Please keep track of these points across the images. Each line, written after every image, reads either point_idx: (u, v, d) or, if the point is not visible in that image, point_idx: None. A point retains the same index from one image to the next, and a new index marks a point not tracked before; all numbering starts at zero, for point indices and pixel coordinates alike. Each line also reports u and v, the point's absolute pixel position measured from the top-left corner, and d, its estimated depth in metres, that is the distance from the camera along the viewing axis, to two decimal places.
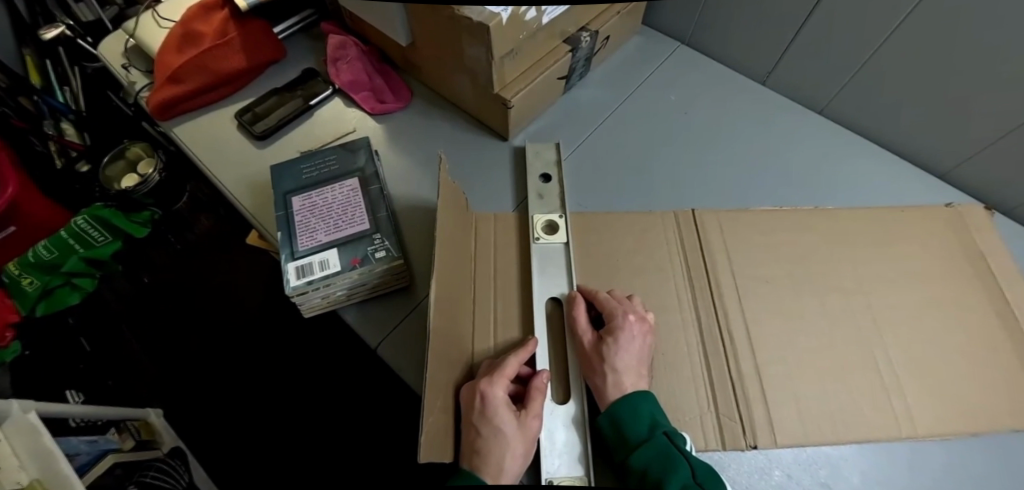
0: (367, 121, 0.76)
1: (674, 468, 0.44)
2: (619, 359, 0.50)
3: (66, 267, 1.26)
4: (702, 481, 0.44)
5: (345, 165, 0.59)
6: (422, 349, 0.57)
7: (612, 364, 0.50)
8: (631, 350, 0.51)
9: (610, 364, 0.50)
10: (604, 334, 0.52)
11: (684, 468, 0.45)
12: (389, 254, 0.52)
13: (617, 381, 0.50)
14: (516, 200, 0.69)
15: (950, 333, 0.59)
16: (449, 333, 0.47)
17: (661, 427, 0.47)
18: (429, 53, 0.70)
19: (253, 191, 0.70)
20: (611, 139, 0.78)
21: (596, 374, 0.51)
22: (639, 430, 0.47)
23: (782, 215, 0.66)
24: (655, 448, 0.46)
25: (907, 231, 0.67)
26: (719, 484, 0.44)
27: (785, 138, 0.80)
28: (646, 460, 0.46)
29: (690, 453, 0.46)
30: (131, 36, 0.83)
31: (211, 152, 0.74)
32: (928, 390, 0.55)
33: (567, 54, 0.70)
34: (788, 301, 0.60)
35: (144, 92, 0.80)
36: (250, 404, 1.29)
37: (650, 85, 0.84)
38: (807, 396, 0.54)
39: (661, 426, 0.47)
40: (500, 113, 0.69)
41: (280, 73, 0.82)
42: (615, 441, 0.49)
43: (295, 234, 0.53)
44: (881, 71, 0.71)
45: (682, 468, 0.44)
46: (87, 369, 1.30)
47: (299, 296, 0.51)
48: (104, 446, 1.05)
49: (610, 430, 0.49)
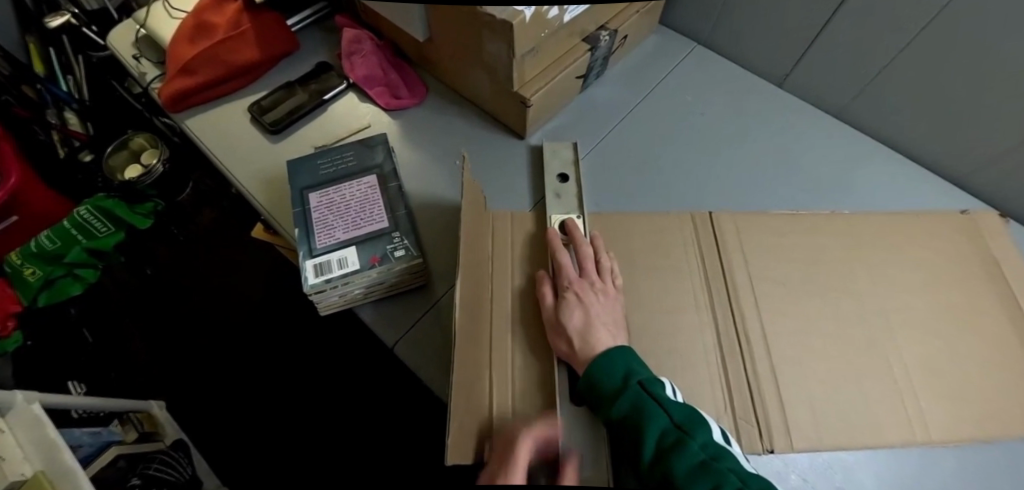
0: (381, 116, 0.76)
1: (650, 413, 0.44)
2: (577, 320, 0.50)
3: (68, 258, 1.25)
4: (680, 423, 0.43)
5: (363, 162, 0.58)
6: (440, 347, 0.56)
7: (570, 325, 0.50)
8: (587, 310, 0.51)
9: (571, 326, 0.50)
10: (568, 300, 0.52)
11: (661, 412, 0.44)
12: (408, 253, 0.52)
13: (585, 346, 0.49)
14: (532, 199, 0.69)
15: (966, 340, 0.59)
16: (468, 333, 0.47)
17: (636, 376, 0.47)
18: (446, 49, 0.70)
19: (266, 185, 0.69)
20: (627, 139, 0.77)
21: (559, 339, 0.51)
22: (612, 381, 0.47)
23: (799, 217, 0.66)
24: (630, 398, 0.45)
25: (923, 236, 0.67)
26: (701, 424, 0.43)
27: (800, 141, 0.79)
28: (624, 409, 0.45)
29: (666, 397, 0.45)
30: (141, 26, 0.82)
31: (224, 145, 0.73)
32: (944, 395, 0.55)
33: (586, 52, 0.69)
34: (806, 306, 0.59)
35: (154, 83, 0.79)
36: (253, 396, 1.29)
37: (667, 85, 0.83)
38: (824, 400, 0.53)
39: (636, 375, 0.47)
40: (519, 111, 0.69)
41: (293, 66, 0.81)
42: (589, 397, 0.48)
43: (313, 230, 0.53)
44: (899, 75, 0.70)
45: (660, 415, 0.44)
46: (89, 360, 1.30)
47: (317, 294, 0.50)
48: (107, 438, 1.07)
49: (585, 387, 0.48)
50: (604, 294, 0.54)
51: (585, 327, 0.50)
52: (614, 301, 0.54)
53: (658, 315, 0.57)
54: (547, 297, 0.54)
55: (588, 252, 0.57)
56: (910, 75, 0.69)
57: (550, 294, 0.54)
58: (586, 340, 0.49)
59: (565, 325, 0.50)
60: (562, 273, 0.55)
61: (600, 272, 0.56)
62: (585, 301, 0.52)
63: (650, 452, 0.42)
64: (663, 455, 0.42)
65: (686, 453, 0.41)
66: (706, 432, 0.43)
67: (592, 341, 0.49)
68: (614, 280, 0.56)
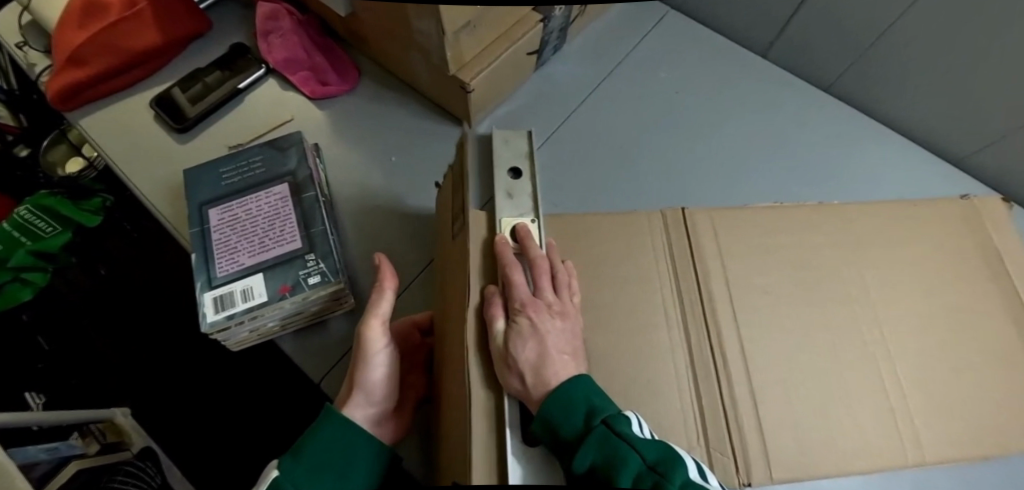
0: (309, 106, 0.67)
1: (620, 457, 0.37)
2: (530, 352, 0.43)
3: (12, 263, 1.12)
4: (655, 465, 0.36)
5: (273, 168, 0.50)
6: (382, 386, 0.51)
7: (522, 358, 0.42)
8: (542, 340, 0.44)
9: (524, 358, 0.42)
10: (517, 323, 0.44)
11: (632, 453, 0.37)
12: (325, 279, 0.44)
13: (538, 381, 0.42)
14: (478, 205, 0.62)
15: (964, 347, 0.53)
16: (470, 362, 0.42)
17: (600, 414, 0.40)
18: (375, 26, 0.60)
19: (175, 195, 0.61)
20: (592, 125, 0.69)
21: (509, 373, 0.41)
22: (574, 423, 0.40)
23: (782, 210, 0.59)
24: (593, 443, 0.38)
25: (922, 226, 0.60)
26: (678, 460, 0.37)
27: (783, 119, 0.71)
28: (587, 460, 0.38)
29: (635, 434, 0.39)
30: (25, 9, 0.71)
31: (124, 148, 0.64)
32: (940, 411, 0.50)
33: (538, 24, 0.60)
34: (786, 314, 0.53)
35: (45, 76, 0.69)
36: (217, 403, 1.21)
37: (636, 60, 0.74)
38: (807, 423, 0.48)
39: (600, 413, 0.40)
40: (461, 96, 0.60)
41: (206, 49, 0.71)
42: (549, 443, 0.41)
43: (213, 256, 0.46)
44: (896, 44, 0.61)
45: (632, 456, 0.37)
46: (44, 370, 1.23)
47: (221, 332, 0.43)
48: (66, 452, 0.98)
49: (542, 432, 0.41)
50: (562, 318, 0.47)
51: (539, 360, 0.43)
52: (572, 325, 0.48)
53: (623, 333, 0.51)
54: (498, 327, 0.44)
55: (546, 268, 0.48)
56: (907, 45, 0.60)
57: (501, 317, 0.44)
58: (540, 374, 0.42)
59: (517, 356, 0.42)
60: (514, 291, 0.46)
61: (556, 288, 0.49)
62: (539, 329, 0.45)
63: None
64: None
65: None
66: (684, 470, 0.36)
67: (547, 377, 0.42)
68: (571, 294, 0.50)
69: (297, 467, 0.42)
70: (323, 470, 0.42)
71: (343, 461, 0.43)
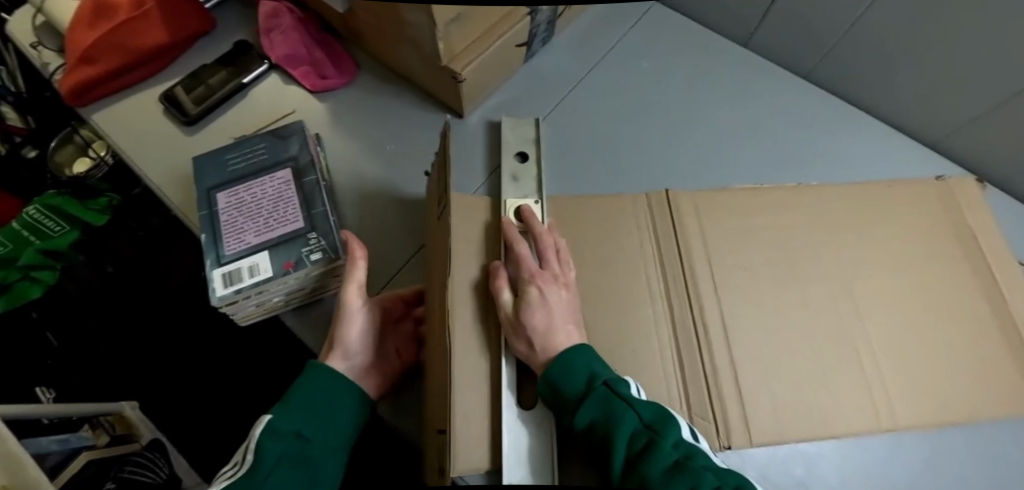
0: (310, 100, 0.70)
1: (618, 417, 0.40)
2: (540, 320, 0.45)
3: (22, 261, 1.14)
4: (650, 423, 0.40)
5: (277, 154, 0.54)
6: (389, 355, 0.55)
7: (531, 325, 0.45)
8: (551, 310, 0.46)
9: (533, 326, 0.45)
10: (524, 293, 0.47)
11: (629, 413, 0.40)
12: (326, 255, 0.48)
13: (544, 346, 0.45)
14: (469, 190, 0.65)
15: (935, 317, 0.56)
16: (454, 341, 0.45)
17: (601, 377, 0.43)
18: (371, 21, 0.63)
19: (184, 184, 0.64)
20: (580, 114, 0.72)
21: (518, 339, 0.45)
22: (577, 385, 0.43)
23: (762, 192, 0.62)
24: (594, 402, 0.42)
25: (897, 206, 0.63)
26: (670, 420, 0.40)
27: (765, 107, 0.74)
28: (588, 417, 0.42)
29: (633, 397, 0.42)
30: (38, 11, 0.74)
31: (136, 141, 0.68)
32: (912, 377, 0.53)
33: (526, 17, 0.63)
34: (765, 288, 0.56)
35: (58, 74, 0.72)
36: (223, 395, 1.24)
37: (621, 52, 0.77)
38: (784, 390, 0.51)
39: (600, 376, 0.43)
40: (453, 86, 0.63)
41: (210, 47, 0.74)
42: (552, 401, 0.44)
43: (221, 236, 0.49)
44: (872, 30, 0.64)
45: (629, 415, 0.40)
46: (54, 365, 1.26)
47: (229, 306, 0.47)
48: (77, 444, 1.00)
49: (547, 392, 0.44)
50: (565, 289, 0.49)
51: (547, 329, 0.45)
52: (574, 299, 0.49)
53: (609, 307, 0.54)
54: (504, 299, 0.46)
55: (548, 244, 0.51)
56: (883, 31, 0.63)
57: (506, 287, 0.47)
58: (548, 340, 0.45)
59: (527, 323, 0.45)
60: (522, 266, 0.48)
61: (559, 261, 0.51)
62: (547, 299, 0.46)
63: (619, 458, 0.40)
64: (634, 462, 0.39)
65: (657, 457, 0.38)
66: (676, 430, 0.39)
67: (553, 344, 0.45)
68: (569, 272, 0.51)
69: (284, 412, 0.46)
70: (308, 411, 0.47)
71: (324, 406, 0.48)
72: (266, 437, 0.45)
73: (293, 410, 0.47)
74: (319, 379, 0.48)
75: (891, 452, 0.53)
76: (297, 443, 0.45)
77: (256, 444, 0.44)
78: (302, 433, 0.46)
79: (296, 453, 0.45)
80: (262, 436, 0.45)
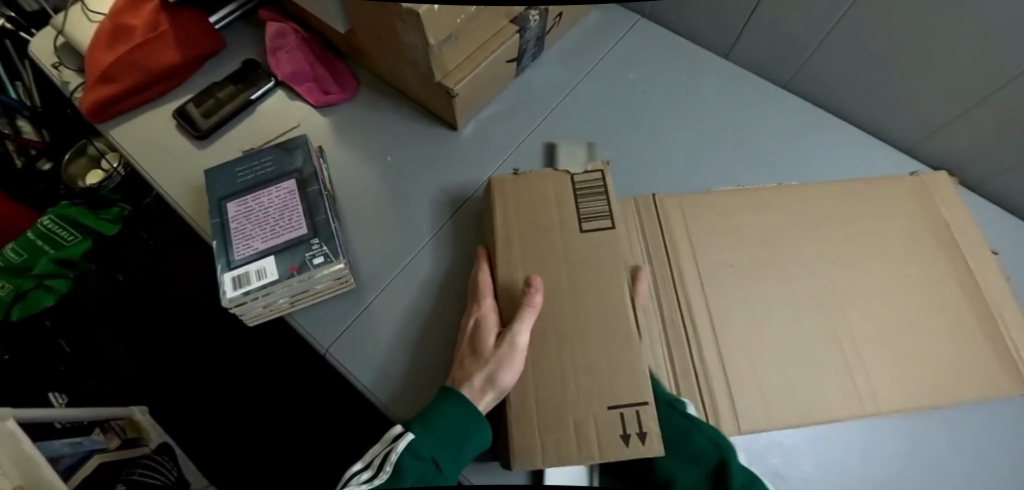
0: (313, 114, 0.74)
1: (693, 437, 0.49)
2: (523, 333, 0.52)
3: (36, 270, 1.16)
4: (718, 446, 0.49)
5: (281, 166, 0.58)
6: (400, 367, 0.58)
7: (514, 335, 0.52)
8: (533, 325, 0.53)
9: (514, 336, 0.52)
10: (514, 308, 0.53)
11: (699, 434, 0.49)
12: (328, 260, 0.52)
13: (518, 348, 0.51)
14: (456, 202, 0.68)
15: (907, 313, 0.59)
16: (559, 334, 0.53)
17: (663, 397, 0.52)
18: (369, 39, 0.67)
19: (197, 195, 0.68)
20: (567, 124, 0.76)
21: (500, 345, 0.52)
22: None
23: (742, 196, 0.65)
24: (669, 423, 0.50)
25: (872, 208, 0.66)
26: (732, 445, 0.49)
27: (747, 116, 0.77)
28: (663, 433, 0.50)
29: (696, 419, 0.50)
30: (60, 34, 0.79)
31: (150, 155, 0.72)
32: (886, 371, 0.55)
33: (514, 34, 0.67)
34: (741, 287, 0.59)
35: (77, 93, 0.77)
36: (230, 398, 1.27)
37: (608, 64, 0.81)
38: (764, 383, 0.54)
39: (662, 398, 0.52)
40: (446, 100, 0.67)
41: (219, 65, 0.79)
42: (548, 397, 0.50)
43: (231, 242, 0.53)
44: (844, 41, 0.67)
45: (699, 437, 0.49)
46: (67, 371, 1.29)
47: (238, 307, 0.50)
48: (89, 447, 1.02)
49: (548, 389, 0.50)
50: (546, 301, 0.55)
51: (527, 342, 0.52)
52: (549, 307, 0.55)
53: None
54: (490, 310, 0.55)
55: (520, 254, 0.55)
56: (857, 41, 0.66)
57: (490, 299, 0.56)
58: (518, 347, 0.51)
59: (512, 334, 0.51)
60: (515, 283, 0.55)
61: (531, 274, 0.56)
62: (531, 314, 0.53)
63: (700, 470, 0.49)
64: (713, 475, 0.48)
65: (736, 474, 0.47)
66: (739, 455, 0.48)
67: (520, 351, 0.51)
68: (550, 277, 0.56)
69: (428, 435, 0.49)
70: (440, 438, 0.49)
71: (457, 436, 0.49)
72: (406, 456, 0.49)
73: (430, 435, 0.49)
74: (453, 412, 0.50)
75: (857, 437, 0.56)
76: (430, 471, 0.49)
77: (395, 460, 0.48)
78: (437, 461, 0.49)
79: (429, 477, 0.48)
80: (404, 455, 0.49)
